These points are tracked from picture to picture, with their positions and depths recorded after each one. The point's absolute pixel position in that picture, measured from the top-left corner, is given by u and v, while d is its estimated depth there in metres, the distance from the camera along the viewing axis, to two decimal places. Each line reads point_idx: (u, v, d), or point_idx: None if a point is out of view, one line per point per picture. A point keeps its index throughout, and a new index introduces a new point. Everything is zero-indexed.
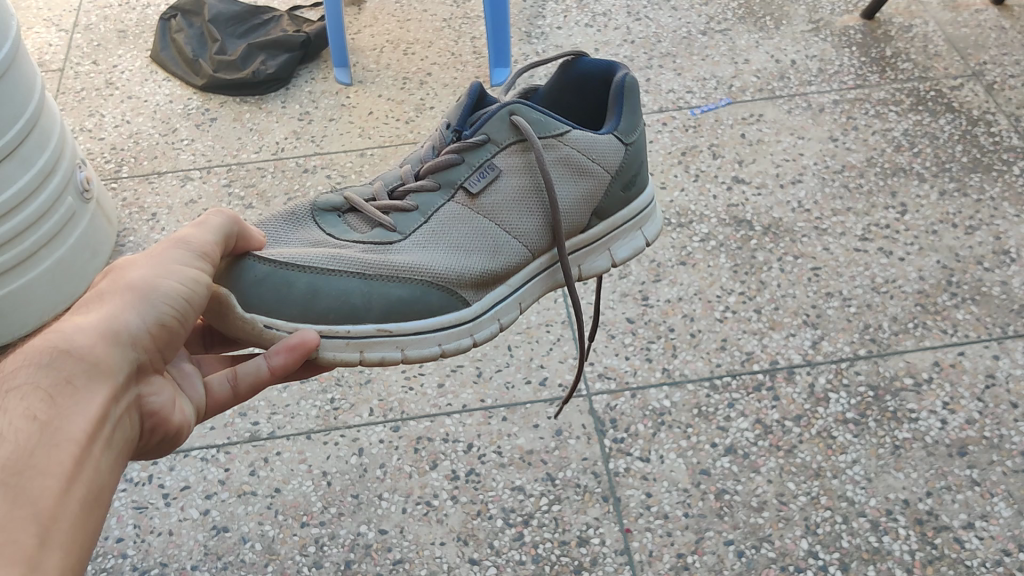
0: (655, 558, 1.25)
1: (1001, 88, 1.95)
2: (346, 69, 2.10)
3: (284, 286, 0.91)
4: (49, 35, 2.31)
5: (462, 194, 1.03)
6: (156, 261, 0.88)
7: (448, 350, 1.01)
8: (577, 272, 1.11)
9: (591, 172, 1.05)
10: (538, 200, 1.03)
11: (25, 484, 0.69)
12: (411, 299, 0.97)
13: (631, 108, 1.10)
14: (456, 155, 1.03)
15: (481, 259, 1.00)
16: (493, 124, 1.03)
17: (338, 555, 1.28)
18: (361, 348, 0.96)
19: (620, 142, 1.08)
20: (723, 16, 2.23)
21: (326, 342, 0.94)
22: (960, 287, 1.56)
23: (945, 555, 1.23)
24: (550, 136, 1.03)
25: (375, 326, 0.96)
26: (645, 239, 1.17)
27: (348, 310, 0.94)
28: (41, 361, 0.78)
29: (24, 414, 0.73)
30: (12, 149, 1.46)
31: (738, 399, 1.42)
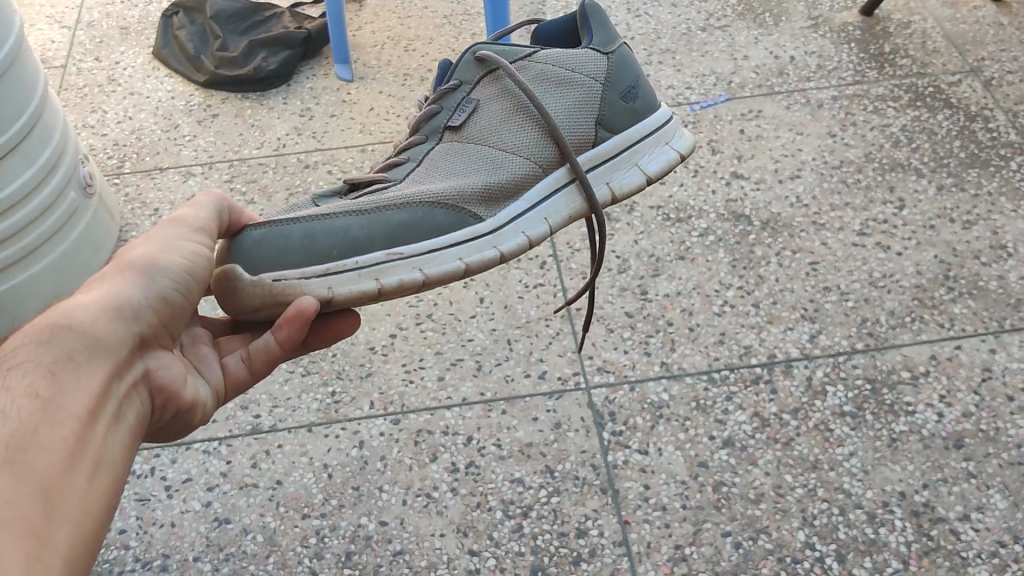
0: (654, 550, 1.26)
1: (999, 84, 1.96)
2: (347, 66, 2.11)
3: (282, 241, 0.93)
4: (51, 32, 2.32)
5: (449, 133, 1.07)
6: (153, 242, 0.94)
7: (472, 265, 0.98)
8: (611, 194, 1.06)
9: (576, 81, 1.05)
10: (526, 118, 1.03)
11: (31, 460, 0.70)
12: (415, 221, 0.97)
13: (604, 23, 1.10)
14: (435, 106, 1.09)
15: (480, 177, 1.01)
16: (461, 68, 1.08)
17: (339, 547, 1.29)
18: (374, 275, 0.95)
19: (599, 51, 1.08)
20: (723, 13, 2.23)
21: (336, 279, 0.94)
22: (957, 282, 1.57)
23: (941, 547, 1.24)
24: (519, 60, 1.06)
25: (383, 252, 0.95)
26: (678, 150, 1.10)
27: (350, 241, 0.95)
28: (42, 337, 0.79)
29: (28, 392, 0.74)
30: (14, 146, 1.47)
31: (736, 392, 1.43)
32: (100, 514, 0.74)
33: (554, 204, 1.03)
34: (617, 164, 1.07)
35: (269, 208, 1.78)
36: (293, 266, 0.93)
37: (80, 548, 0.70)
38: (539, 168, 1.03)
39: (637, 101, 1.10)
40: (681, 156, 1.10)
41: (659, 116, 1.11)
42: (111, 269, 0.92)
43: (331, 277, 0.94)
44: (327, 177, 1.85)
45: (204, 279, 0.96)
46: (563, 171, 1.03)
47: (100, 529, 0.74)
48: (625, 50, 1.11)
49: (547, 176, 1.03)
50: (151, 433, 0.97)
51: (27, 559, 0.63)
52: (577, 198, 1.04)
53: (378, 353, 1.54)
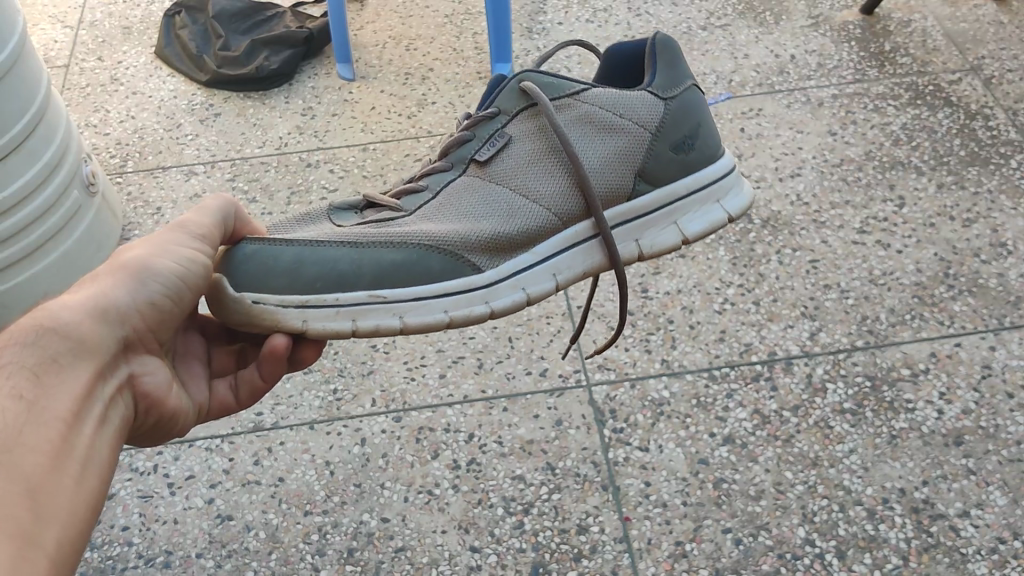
0: (654, 547, 1.26)
1: (998, 82, 1.96)
2: (348, 65, 2.12)
3: (271, 261, 0.91)
4: (54, 32, 2.33)
5: (473, 164, 1.03)
6: (149, 244, 0.92)
7: (457, 319, 0.96)
8: (638, 250, 1.03)
9: (621, 129, 1.02)
10: (557, 161, 1.00)
11: (16, 461, 0.71)
12: (409, 260, 0.94)
13: (672, 65, 1.08)
14: (467, 132, 1.05)
15: (490, 224, 0.97)
16: (504, 96, 1.05)
17: (341, 544, 1.29)
18: (353, 315, 0.93)
19: (658, 96, 1.05)
20: (723, 11, 2.24)
21: (313, 313, 0.91)
22: (957, 279, 1.58)
23: (941, 543, 1.24)
24: (564, 97, 1.03)
25: (367, 292, 0.93)
26: (726, 212, 1.08)
27: (337, 276, 0.92)
28: (27, 339, 0.80)
29: (12, 393, 0.75)
30: (17, 145, 1.48)
31: (736, 389, 1.44)
32: (87, 513, 0.75)
33: (564, 259, 1.00)
34: (654, 220, 1.04)
35: (271, 207, 1.79)
36: (276, 291, 0.90)
37: (67, 547, 0.71)
38: (558, 220, 0.99)
39: (691, 152, 1.07)
40: (727, 219, 1.08)
41: (714, 171, 1.08)
42: (103, 269, 0.92)
43: (308, 310, 0.91)
44: (329, 176, 1.85)
45: (200, 284, 0.93)
46: (584, 225, 1.00)
47: (87, 528, 0.74)
48: (689, 97, 1.09)
49: (564, 229, 1.00)
50: (133, 437, 0.98)
51: (14, 555, 0.64)
52: (598, 254, 1.02)
53: (380, 351, 1.55)
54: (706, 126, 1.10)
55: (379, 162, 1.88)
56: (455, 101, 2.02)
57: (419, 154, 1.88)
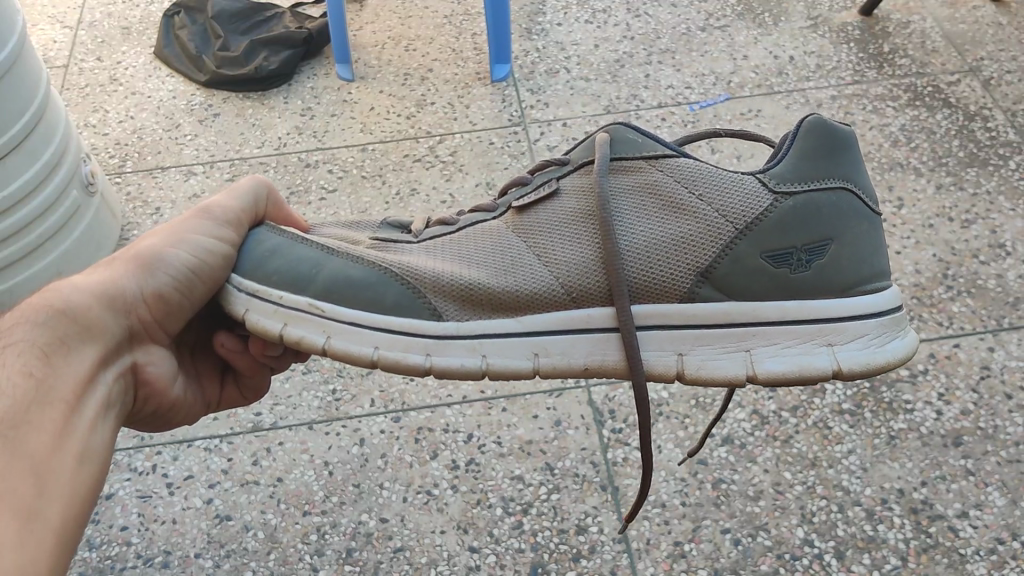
0: (653, 547, 1.26)
1: (997, 83, 1.96)
2: (347, 65, 2.12)
3: (255, 244, 0.95)
4: (54, 32, 2.32)
5: (511, 212, 0.99)
6: (169, 231, 0.94)
7: (384, 360, 0.92)
8: (679, 367, 0.93)
9: (689, 210, 0.93)
10: (590, 229, 0.93)
11: (25, 436, 0.72)
12: (369, 283, 0.94)
13: (816, 153, 0.93)
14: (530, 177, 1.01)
15: (482, 273, 0.95)
16: (580, 147, 0.98)
17: (340, 544, 1.29)
18: (286, 319, 0.92)
19: (766, 186, 0.92)
20: (723, 12, 2.24)
21: (255, 304, 0.92)
22: (955, 280, 1.58)
23: (939, 544, 1.24)
24: (640, 159, 0.95)
25: (309, 301, 0.92)
26: (835, 363, 0.92)
27: (293, 275, 0.92)
28: (39, 318, 0.81)
29: (21, 371, 0.76)
30: (16, 143, 1.48)
31: (735, 390, 1.44)
32: (88, 493, 0.76)
33: (556, 340, 0.93)
34: (718, 338, 0.93)
35: None
36: (242, 272, 0.94)
37: (69, 524, 0.71)
38: (563, 292, 0.93)
39: (802, 269, 0.93)
40: (830, 371, 0.92)
41: (832, 307, 0.93)
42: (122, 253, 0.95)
43: (253, 301, 0.93)
44: (327, 176, 1.85)
45: (213, 278, 0.93)
46: (603, 313, 0.92)
47: (88, 510, 0.75)
48: (819, 198, 0.93)
49: (574, 308, 0.93)
50: (135, 422, 1.02)
51: (19, 531, 0.65)
52: (613, 351, 0.92)
53: None
54: (844, 247, 0.94)
55: (378, 162, 1.88)
56: (454, 101, 2.03)
57: (418, 155, 1.88)
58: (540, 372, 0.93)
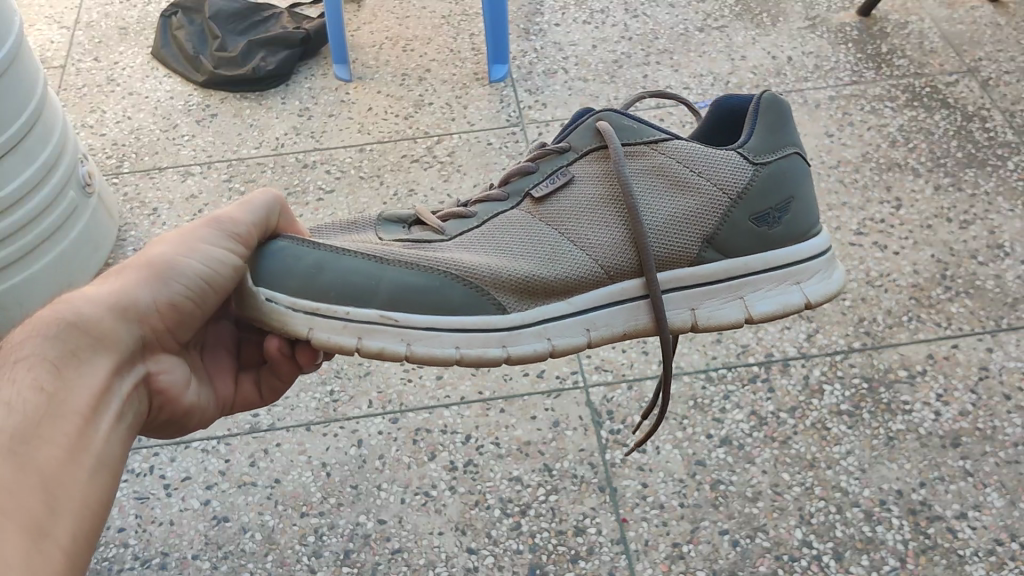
0: (651, 548, 1.26)
1: (996, 84, 1.96)
2: (346, 65, 2.12)
3: (291, 262, 0.88)
4: (51, 32, 2.32)
5: (529, 200, 0.99)
6: (181, 238, 0.90)
7: (467, 357, 0.92)
8: (692, 320, 0.96)
9: (694, 187, 0.95)
10: (614, 213, 0.95)
11: (37, 451, 0.72)
12: (428, 286, 0.91)
13: (772, 127, 0.98)
14: (529, 164, 1.00)
15: (530, 264, 0.94)
16: (576, 132, 0.98)
17: (338, 545, 1.29)
18: (360, 332, 0.89)
19: (747, 159, 0.96)
20: (721, 13, 2.24)
21: (320, 323, 0.88)
22: (953, 281, 1.58)
23: (938, 545, 1.24)
24: (642, 144, 0.96)
25: (379, 313, 0.90)
26: (808, 297, 0.99)
27: (352, 289, 0.89)
28: (51, 331, 0.80)
29: (33, 385, 0.76)
30: (13, 145, 1.47)
31: (733, 391, 1.44)
32: (100, 507, 0.76)
33: (603, 315, 0.95)
34: (717, 290, 0.97)
35: None
36: (287, 291, 0.88)
37: (79, 540, 0.71)
38: (602, 274, 0.94)
39: (776, 225, 0.99)
40: (806, 304, 0.99)
41: (801, 248, 1.00)
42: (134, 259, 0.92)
43: (316, 318, 0.88)
44: (326, 176, 1.85)
45: (224, 287, 0.91)
46: (634, 284, 0.95)
47: (98, 522, 0.75)
48: (783, 166, 0.99)
49: (611, 284, 0.95)
50: (149, 429, 1.01)
51: (28, 549, 0.64)
52: (644, 315, 0.95)
53: None
54: (801, 201, 1.01)
55: (376, 162, 1.87)
56: (452, 101, 2.02)
57: (416, 155, 1.88)
58: (593, 344, 0.95)
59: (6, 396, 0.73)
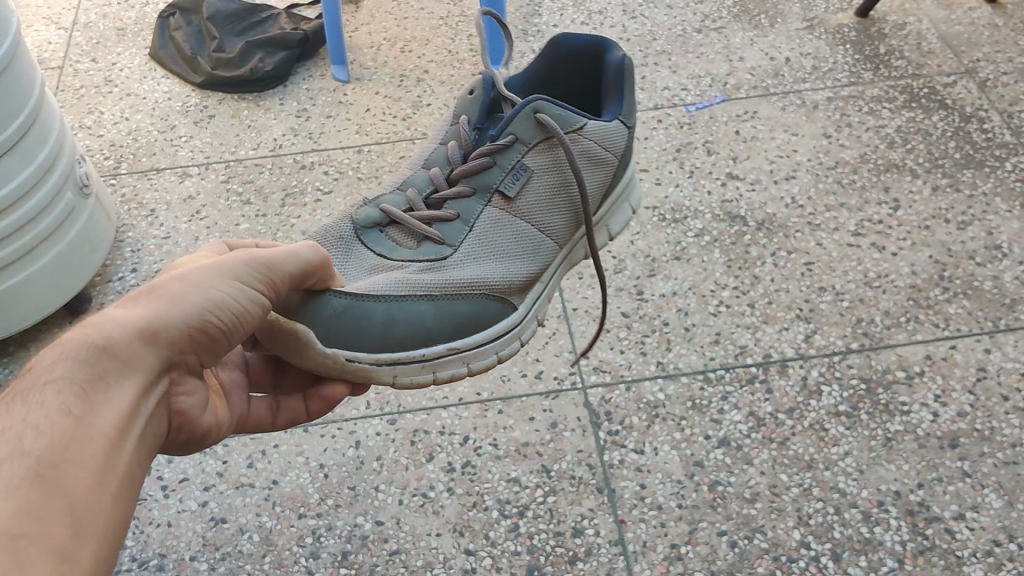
0: (649, 549, 1.26)
1: (993, 85, 1.97)
2: (344, 67, 2.13)
3: (363, 320, 0.93)
4: (49, 33, 2.32)
5: (497, 196, 1.08)
6: (216, 269, 0.85)
7: (504, 356, 1.07)
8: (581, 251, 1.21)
9: (603, 160, 1.15)
10: (566, 197, 1.12)
11: (60, 478, 0.69)
12: (474, 314, 1.02)
13: (629, 88, 1.18)
14: (484, 158, 1.08)
15: (523, 262, 1.08)
16: (519, 123, 1.08)
17: (336, 547, 1.29)
18: (433, 367, 1.00)
19: (624, 124, 1.17)
20: (719, 14, 2.24)
21: (402, 368, 0.97)
22: (951, 282, 1.58)
23: (935, 546, 1.24)
24: (572, 130, 1.11)
25: (445, 346, 1.00)
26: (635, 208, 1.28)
27: (422, 333, 0.97)
28: (81, 354, 0.76)
29: (62, 409, 0.72)
30: (12, 144, 1.47)
31: (731, 391, 1.44)
32: (122, 529, 0.73)
33: (555, 276, 1.16)
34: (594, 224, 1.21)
35: (265, 209, 1.79)
36: (366, 348, 0.94)
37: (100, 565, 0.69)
38: (558, 246, 1.13)
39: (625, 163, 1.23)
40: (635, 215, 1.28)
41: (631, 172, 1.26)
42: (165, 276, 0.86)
43: (398, 366, 0.97)
44: (324, 177, 1.85)
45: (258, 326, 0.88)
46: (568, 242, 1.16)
47: (118, 550, 0.72)
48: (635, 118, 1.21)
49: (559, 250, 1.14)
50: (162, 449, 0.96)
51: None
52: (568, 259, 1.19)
53: None
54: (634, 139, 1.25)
55: (374, 163, 1.87)
56: (450, 102, 2.02)
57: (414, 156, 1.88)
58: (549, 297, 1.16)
59: (33, 420, 0.70)
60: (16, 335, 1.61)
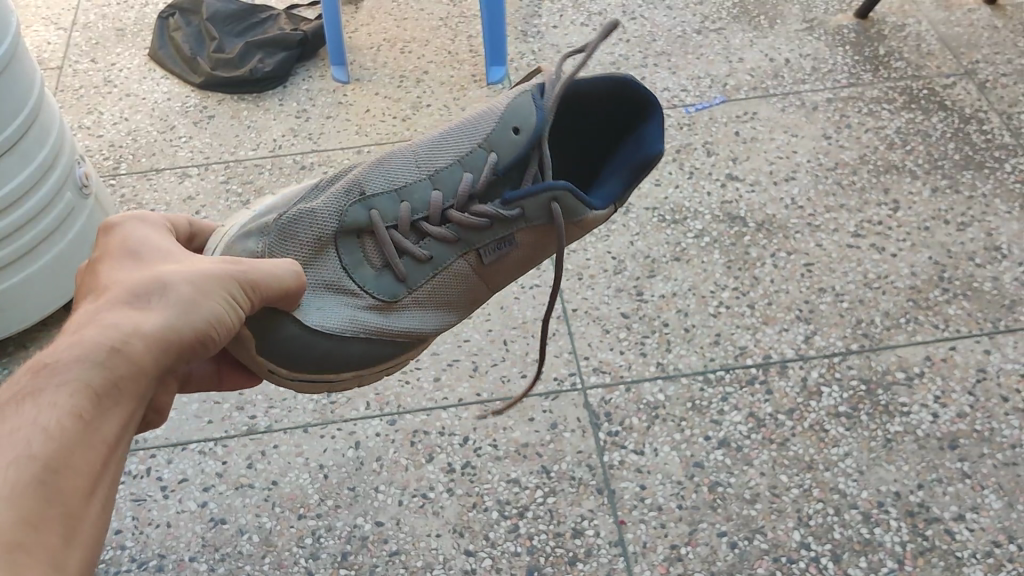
0: (649, 550, 1.26)
1: (992, 86, 1.97)
2: (344, 68, 2.12)
3: (308, 348, 0.99)
4: (48, 34, 2.31)
5: (474, 254, 1.10)
6: (215, 278, 0.83)
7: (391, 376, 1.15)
8: None
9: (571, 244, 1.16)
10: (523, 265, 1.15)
11: (70, 490, 0.67)
12: (392, 352, 1.08)
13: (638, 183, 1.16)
14: (485, 218, 1.07)
15: (454, 313, 1.14)
16: (534, 203, 1.07)
17: (336, 547, 1.29)
18: (331, 387, 1.07)
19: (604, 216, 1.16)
20: (718, 15, 2.24)
21: (311, 386, 1.05)
22: (951, 283, 1.58)
23: (935, 547, 1.25)
24: (570, 226, 1.10)
25: (353, 374, 1.06)
26: None
27: (345, 365, 1.04)
28: (101, 358, 0.73)
29: (73, 413, 0.69)
30: (11, 145, 1.46)
31: (731, 392, 1.43)
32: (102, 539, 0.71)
33: None
34: None
35: None
36: (294, 370, 1.00)
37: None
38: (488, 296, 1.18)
39: None
40: None
41: None
42: (171, 272, 0.82)
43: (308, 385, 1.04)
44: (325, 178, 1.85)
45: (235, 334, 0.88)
46: None
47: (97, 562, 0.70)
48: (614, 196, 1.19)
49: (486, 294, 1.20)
50: None
51: None
52: None
53: None
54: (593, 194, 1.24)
55: None
56: (450, 103, 2.02)
57: None
58: None
59: (44, 423, 0.67)
60: (16, 334, 1.62)
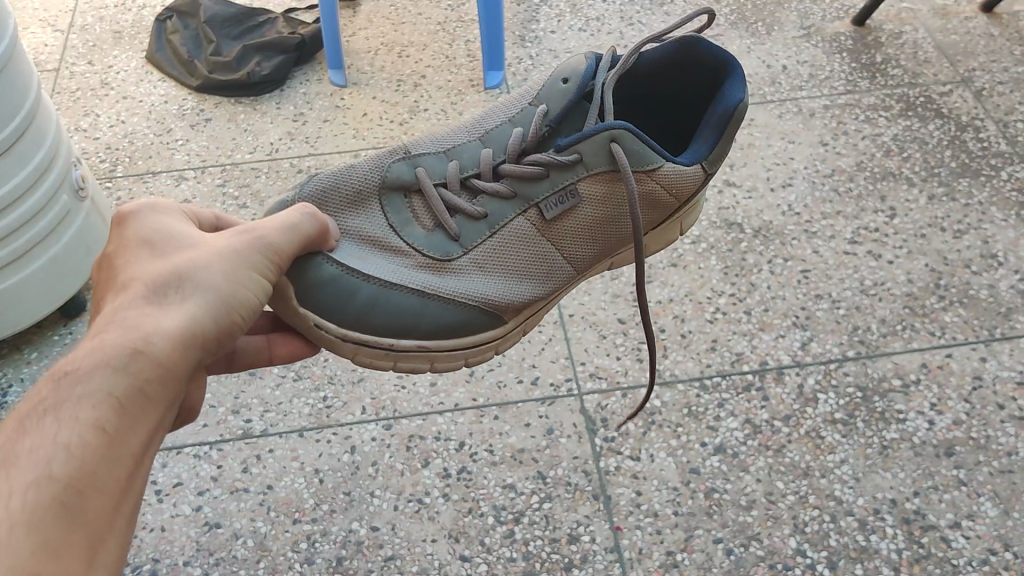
0: (645, 556, 1.26)
1: (989, 95, 1.98)
2: (341, 71, 2.12)
3: (348, 293, 0.91)
4: (44, 36, 2.31)
5: (535, 211, 1.01)
6: (235, 255, 0.84)
7: (472, 359, 1.03)
8: None
9: (665, 203, 1.05)
10: (605, 224, 1.03)
11: (104, 507, 0.70)
12: (460, 319, 0.96)
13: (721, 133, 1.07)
14: (540, 167, 1.00)
15: (533, 286, 1.01)
16: (587, 148, 0.99)
17: (330, 552, 1.29)
18: (394, 358, 0.97)
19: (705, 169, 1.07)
20: (716, 21, 2.24)
21: (367, 352, 0.95)
22: (948, 290, 1.58)
23: (932, 554, 1.25)
24: (642, 171, 1.01)
25: (418, 342, 0.96)
26: None
27: (401, 325, 0.94)
28: (118, 364, 0.74)
29: (94, 425, 0.71)
30: (9, 145, 1.45)
31: (727, 399, 1.43)
32: (125, 536, 0.74)
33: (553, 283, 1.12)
34: None
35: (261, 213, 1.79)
36: (339, 325, 0.92)
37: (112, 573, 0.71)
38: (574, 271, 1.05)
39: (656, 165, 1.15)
40: None
41: None
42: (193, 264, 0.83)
43: (362, 350, 0.95)
44: None
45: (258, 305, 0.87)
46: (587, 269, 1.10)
47: (124, 552, 0.74)
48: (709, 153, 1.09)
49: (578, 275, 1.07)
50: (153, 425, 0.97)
51: None
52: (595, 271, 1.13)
53: None
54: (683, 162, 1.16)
55: None
56: (448, 108, 2.02)
57: None
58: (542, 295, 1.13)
59: (65, 438, 0.69)
60: (11, 336, 1.61)
